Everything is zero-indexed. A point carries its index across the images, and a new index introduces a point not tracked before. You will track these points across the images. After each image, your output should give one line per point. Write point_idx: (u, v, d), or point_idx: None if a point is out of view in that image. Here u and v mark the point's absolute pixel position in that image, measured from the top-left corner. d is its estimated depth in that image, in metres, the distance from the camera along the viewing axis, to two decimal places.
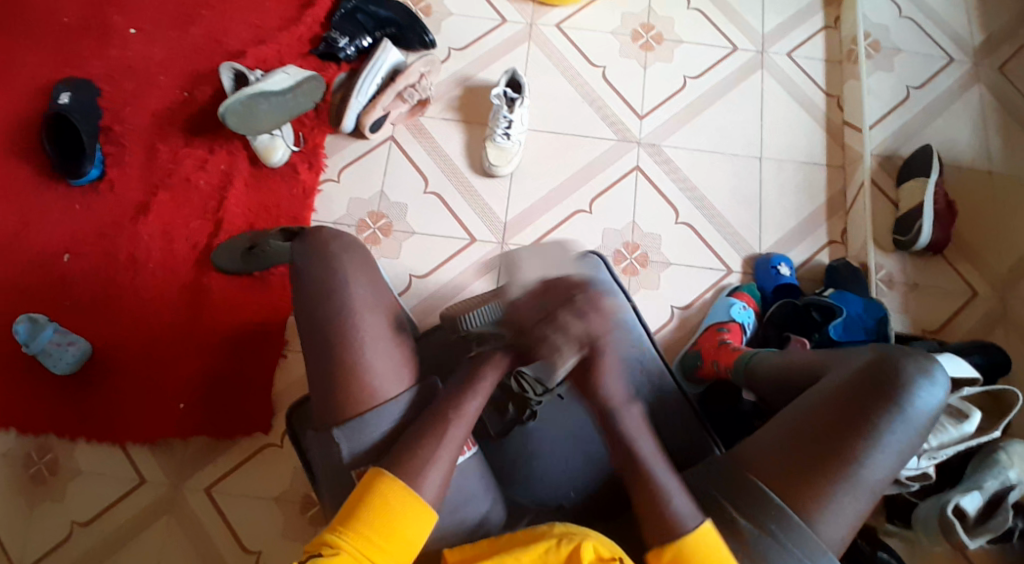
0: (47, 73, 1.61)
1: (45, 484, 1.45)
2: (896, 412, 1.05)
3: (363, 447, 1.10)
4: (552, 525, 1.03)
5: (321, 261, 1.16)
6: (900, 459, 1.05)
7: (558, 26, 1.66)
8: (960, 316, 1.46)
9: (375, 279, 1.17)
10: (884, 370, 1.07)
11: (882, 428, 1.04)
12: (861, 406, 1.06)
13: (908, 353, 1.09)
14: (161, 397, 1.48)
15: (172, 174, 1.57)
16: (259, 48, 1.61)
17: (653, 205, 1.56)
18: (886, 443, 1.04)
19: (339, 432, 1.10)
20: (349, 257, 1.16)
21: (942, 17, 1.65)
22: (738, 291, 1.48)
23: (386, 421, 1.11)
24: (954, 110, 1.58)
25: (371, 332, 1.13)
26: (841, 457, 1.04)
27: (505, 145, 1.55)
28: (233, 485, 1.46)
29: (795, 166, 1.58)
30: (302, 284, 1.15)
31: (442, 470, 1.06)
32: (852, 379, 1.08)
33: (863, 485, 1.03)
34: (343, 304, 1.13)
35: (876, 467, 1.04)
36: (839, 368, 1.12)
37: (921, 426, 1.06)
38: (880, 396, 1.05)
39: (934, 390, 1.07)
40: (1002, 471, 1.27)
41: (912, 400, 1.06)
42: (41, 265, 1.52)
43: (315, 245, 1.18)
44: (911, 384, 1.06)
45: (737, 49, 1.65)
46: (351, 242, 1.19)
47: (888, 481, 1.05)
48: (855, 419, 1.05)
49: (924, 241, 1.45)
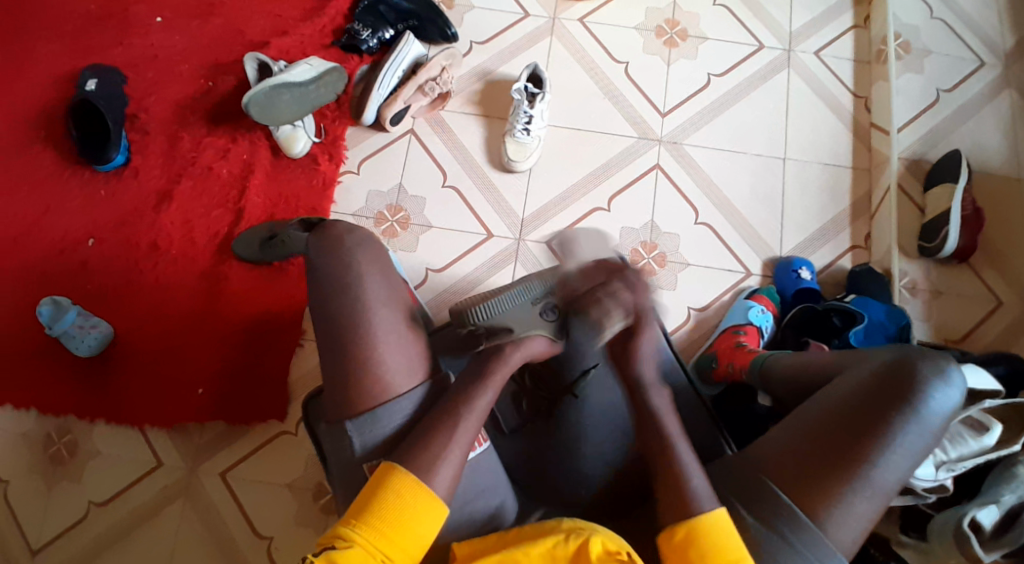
0: (74, 61, 1.63)
1: (64, 465, 1.48)
2: (910, 413, 1.03)
3: (375, 439, 1.11)
4: (562, 520, 1.03)
5: (335, 256, 1.16)
6: (915, 460, 1.03)
7: (580, 21, 1.65)
8: (984, 325, 1.43)
9: (388, 273, 1.17)
10: (899, 370, 1.05)
11: (894, 429, 1.02)
12: (874, 405, 1.04)
13: (924, 354, 1.07)
14: (179, 383, 1.50)
15: (194, 163, 1.58)
16: (282, 39, 1.62)
17: (673, 204, 1.54)
18: (900, 444, 1.02)
19: (351, 424, 1.11)
20: (361, 252, 1.16)
21: (975, 17, 1.61)
22: (757, 294, 1.46)
23: (397, 415, 1.11)
24: (985, 113, 1.54)
25: (384, 325, 1.13)
26: (852, 458, 1.02)
27: (525, 141, 1.54)
28: (247, 471, 1.48)
29: (819, 168, 1.55)
30: (315, 277, 1.16)
31: (454, 465, 1.06)
32: (866, 377, 1.07)
33: (875, 485, 1.02)
34: (354, 299, 1.13)
35: (889, 467, 1.02)
36: (853, 368, 1.10)
37: (936, 429, 1.04)
38: (894, 395, 1.04)
39: (950, 391, 1.04)
40: (1020, 485, 1.22)
41: (927, 402, 1.04)
42: (65, 250, 1.54)
43: (330, 240, 1.18)
44: (925, 385, 1.04)
45: (763, 47, 1.62)
46: (365, 237, 1.19)
47: (901, 484, 1.03)
48: (867, 418, 1.03)
49: (950, 247, 1.42)
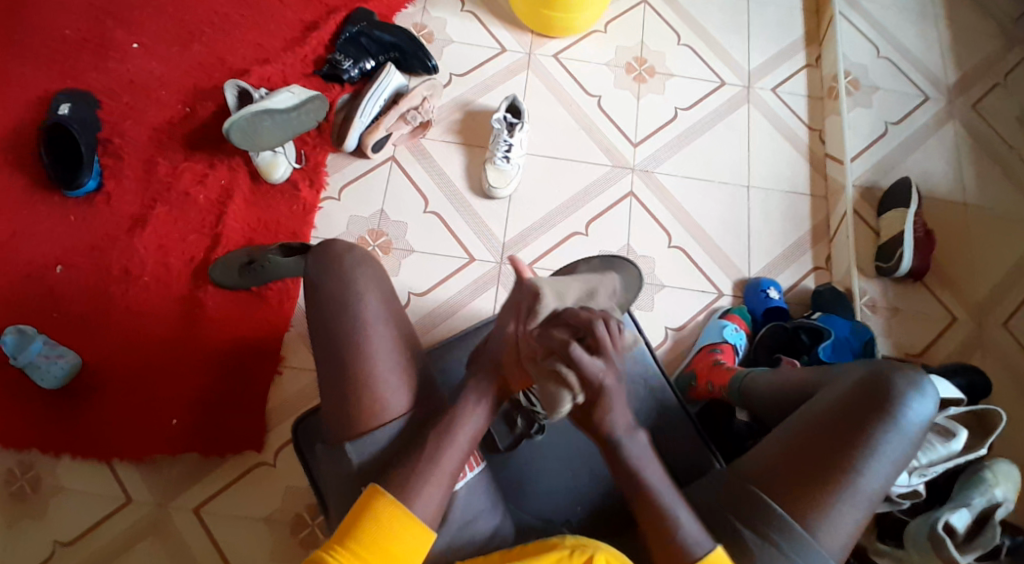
0: (46, 83, 1.61)
1: (28, 501, 1.41)
2: (890, 423, 1.09)
3: (375, 459, 1.07)
4: (564, 536, 1.01)
5: (336, 273, 1.12)
6: (895, 468, 1.09)
7: (555, 57, 1.72)
8: (940, 340, 1.53)
9: (387, 293, 1.14)
10: (876, 385, 1.11)
11: (877, 439, 1.08)
12: (857, 418, 1.09)
13: (900, 368, 1.13)
14: (155, 412, 1.45)
15: (170, 189, 1.56)
16: (263, 68, 1.64)
17: (647, 229, 1.61)
18: (881, 453, 1.08)
19: (350, 446, 1.07)
20: (362, 271, 1.13)
21: (918, 57, 1.76)
22: (730, 313, 1.53)
23: (382, 439, 1.07)
24: (930, 144, 1.67)
25: (381, 346, 1.10)
26: (839, 469, 1.07)
27: (505, 168, 1.58)
28: (222, 506, 1.43)
29: (781, 195, 1.65)
30: (315, 294, 1.12)
31: (441, 487, 1.03)
32: (847, 392, 1.12)
33: (860, 493, 1.07)
34: (354, 318, 1.10)
35: (873, 475, 1.07)
36: (835, 383, 1.16)
37: (914, 438, 1.10)
38: (875, 408, 1.09)
39: (924, 403, 1.11)
40: (988, 489, 1.30)
41: (904, 412, 1.09)
42: (32, 276, 1.49)
43: (327, 258, 1.13)
44: (903, 398, 1.09)
45: (724, 83, 1.73)
46: (364, 255, 1.15)
47: (883, 492, 1.09)
48: (850, 431, 1.09)
49: (905, 267, 1.52)
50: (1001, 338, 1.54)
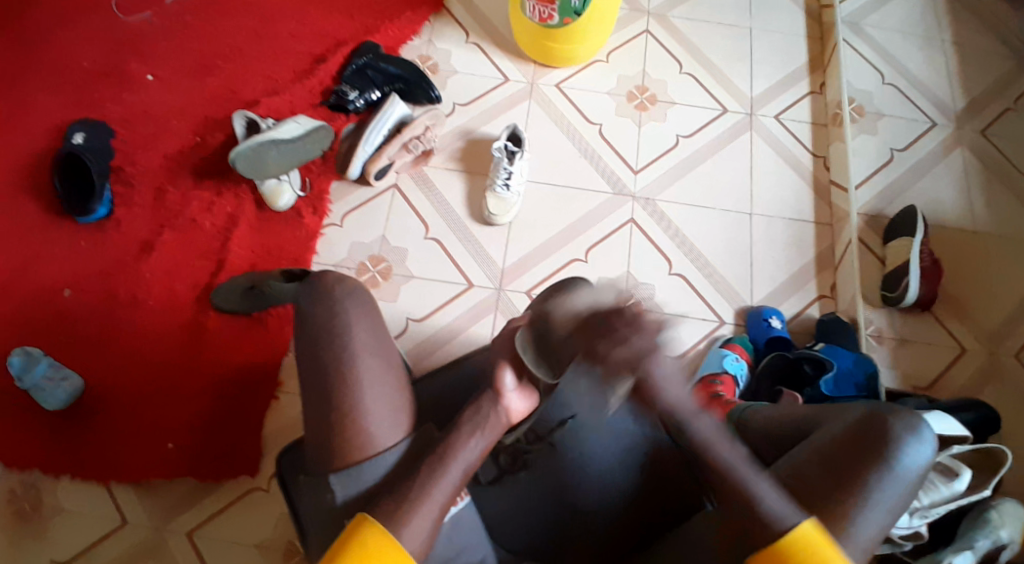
0: (63, 115, 1.66)
1: (28, 521, 1.42)
2: (885, 468, 1.05)
3: (359, 489, 1.06)
4: None
5: (325, 305, 1.12)
6: (891, 515, 1.05)
7: (557, 86, 1.74)
8: (950, 372, 1.49)
9: (376, 323, 1.13)
10: (872, 428, 1.07)
11: (869, 486, 1.04)
12: (851, 463, 1.06)
13: (897, 412, 1.09)
14: (154, 436, 1.46)
15: (177, 216, 1.60)
16: (271, 98, 1.68)
17: (648, 256, 1.60)
18: (875, 500, 1.04)
19: (334, 478, 1.06)
20: (352, 302, 1.13)
21: (925, 83, 1.74)
22: (731, 342, 1.50)
23: (371, 470, 1.06)
24: (938, 171, 1.65)
25: (372, 374, 1.09)
26: (832, 516, 1.04)
27: (505, 196, 1.59)
28: (217, 531, 1.43)
29: (785, 223, 1.63)
30: (306, 323, 1.13)
31: (429, 520, 1.01)
32: (842, 434, 1.09)
33: (855, 542, 1.03)
34: (343, 347, 1.10)
35: (867, 523, 1.04)
36: (830, 425, 1.12)
37: (910, 485, 1.05)
38: (870, 452, 1.06)
39: (922, 448, 1.06)
40: (993, 530, 1.25)
41: (901, 458, 1.05)
42: (42, 300, 1.53)
43: (319, 289, 1.15)
44: (899, 443, 1.06)
45: (728, 111, 1.73)
46: (355, 286, 1.16)
47: (877, 540, 1.05)
48: (844, 477, 1.05)
49: (912, 296, 1.48)
50: (1014, 370, 1.49)
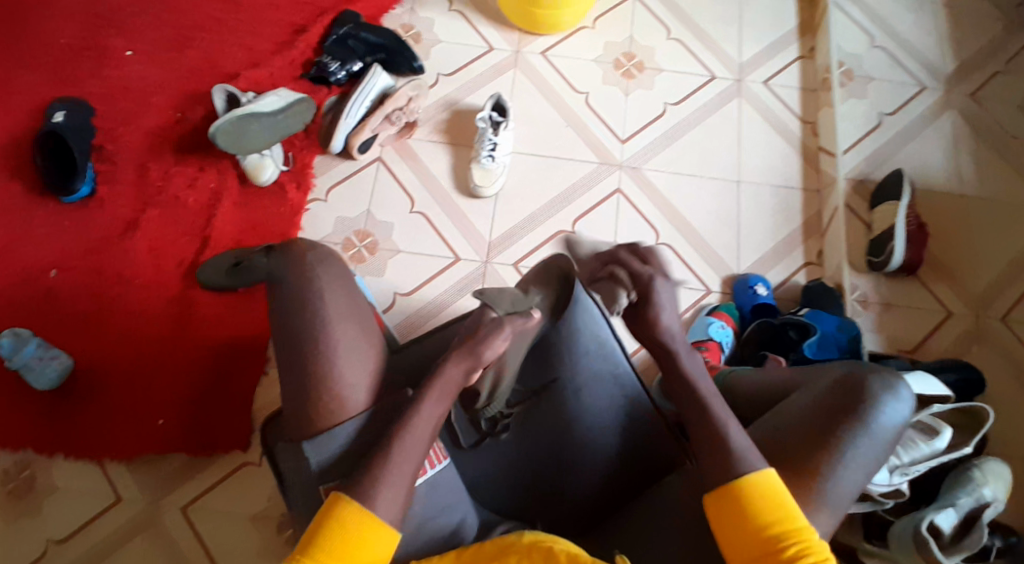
0: (43, 92, 1.65)
1: (22, 500, 1.44)
2: (862, 425, 1.04)
3: (332, 459, 1.07)
4: (521, 536, 0.98)
5: (297, 273, 1.11)
6: (869, 473, 1.03)
7: (542, 54, 1.71)
8: (936, 335, 1.48)
9: (351, 289, 1.12)
10: (848, 387, 1.07)
11: (846, 443, 1.03)
12: (828, 420, 1.05)
13: (875, 370, 1.08)
14: (144, 412, 1.47)
15: (161, 193, 1.59)
16: (252, 71, 1.66)
17: (634, 225, 1.59)
18: (852, 457, 1.03)
19: (307, 445, 1.06)
20: (325, 270, 1.11)
21: (915, 45, 1.71)
22: (716, 310, 1.50)
23: (339, 439, 1.07)
24: (927, 135, 1.63)
25: (346, 343, 1.09)
26: (809, 474, 1.02)
27: (490, 167, 1.58)
28: (211, 504, 1.45)
29: (772, 190, 1.62)
30: (278, 294, 1.11)
31: (400, 492, 1.00)
32: (820, 394, 1.08)
33: (833, 500, 1.02)
34: (317, 316, 1.09)
35: (845, 480, 1.02)
36: (810, 385, 1.11)
37: (886, 442, 1.04)
38: (845, 409, 1.05)
39: (899, 406, 1.05)
40: (976, 488, 1.26)
41: (877, 416, 1.04)
42: (29, 279, 1.53)
43: (291, 259, 1.12)
44: (875, 399, 1.05)
45: (715, 77, 1.70)
46: (326, 255, 1.14)
47: (853, 499, 1.04)
48: (822, 435, 1.04)
49: (897, 261, 1.48)
50: (1000, 332, 1.48)
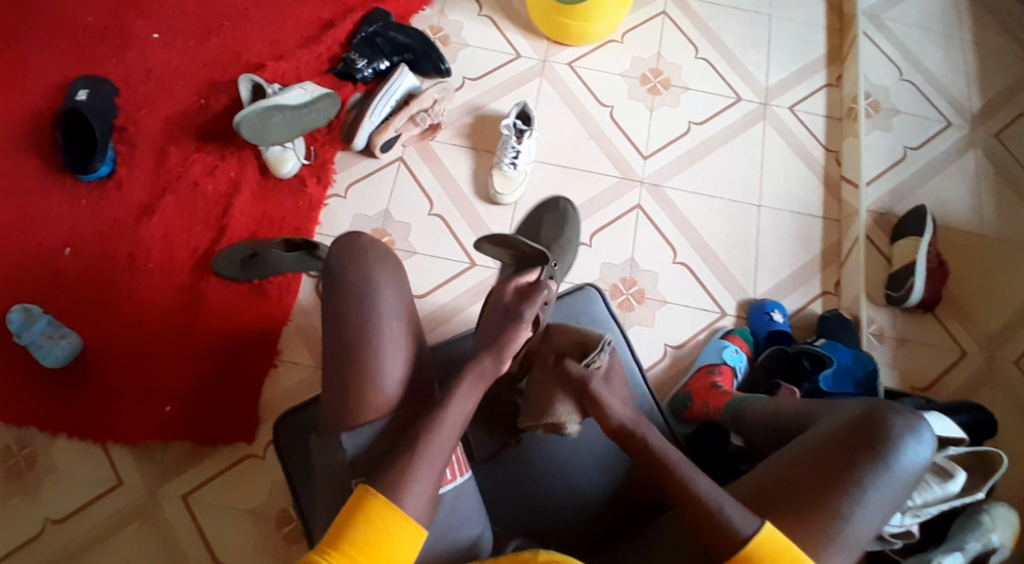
0: (67, 70, 1.64)
1: (22, 479, 1.43)
2: (881, 465, 1.03)
3: (366, 453, 1.05)
4: (537, 552, 0.94)
5: (356, 264, 1.08)
6: (885, 513, 1.02)
7: (569, 65, 1.71)
8: (949, 373, 1.48)
9: (402, 290, 1.10)
10: (870, 425, 1.05)
11: (865, 483, 1.02)
12: (847, 458, 1.03)
13: (898, 409, 1.07)
14: (149, 399, 1.46)
15: (180, 179, 1.58)
16: (278, 63, 1.65)
17: (651, 243, 1.58)
18: (870, 497, 1.02)
19: (346, 436, 1.05)
20: (382, 265, 1.09)
21: (943, 81, 1.71)
22: (730, 334, 1.50)
23: (375, 434, 1.05)
24: (947, 172, 1.63)
25: (382, 343, 1.07)
26: (826, 511, 1.01)
27: (511, 174, 1.57)
28: (212, 494, 1.44)
29: (791, 216, 1.62)
30: (329, 281, 1.09)
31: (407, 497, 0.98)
32: (840, 428, 1.06)
33: (847, 540, 1.01)
34: (358, 311, 1.07)
35: (860, 520, 1.01)
36: (828, 418, 1.10)
37: (905, 483, 1.03)
38: (866, 447, 1.03)
39: (921, 447, 1.04)
40: (985, 533, 1.25)
41: (897, 456, 1.03)
42: (40, 258, 1.52)
43: (350, 248, 1.10)
44: (897, 440, 1.04)
45: (741, 99, 1.70)
46: (385, 252, 1.12)
47: (867, 538, 1.02)
48: (841, 473, 1.02)
49: (915, 297, 1.48)
50: (1011, 375, 1.48)
